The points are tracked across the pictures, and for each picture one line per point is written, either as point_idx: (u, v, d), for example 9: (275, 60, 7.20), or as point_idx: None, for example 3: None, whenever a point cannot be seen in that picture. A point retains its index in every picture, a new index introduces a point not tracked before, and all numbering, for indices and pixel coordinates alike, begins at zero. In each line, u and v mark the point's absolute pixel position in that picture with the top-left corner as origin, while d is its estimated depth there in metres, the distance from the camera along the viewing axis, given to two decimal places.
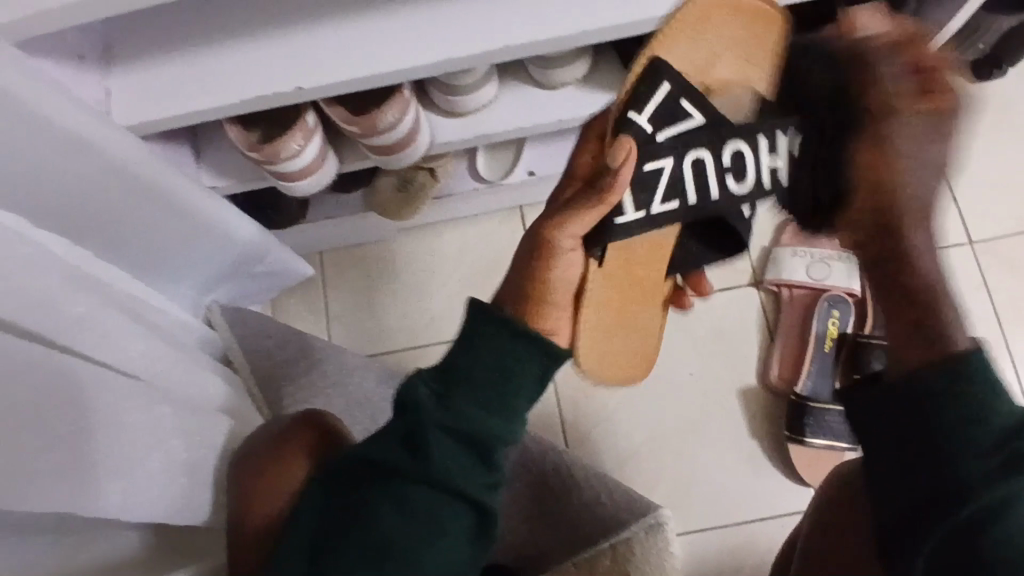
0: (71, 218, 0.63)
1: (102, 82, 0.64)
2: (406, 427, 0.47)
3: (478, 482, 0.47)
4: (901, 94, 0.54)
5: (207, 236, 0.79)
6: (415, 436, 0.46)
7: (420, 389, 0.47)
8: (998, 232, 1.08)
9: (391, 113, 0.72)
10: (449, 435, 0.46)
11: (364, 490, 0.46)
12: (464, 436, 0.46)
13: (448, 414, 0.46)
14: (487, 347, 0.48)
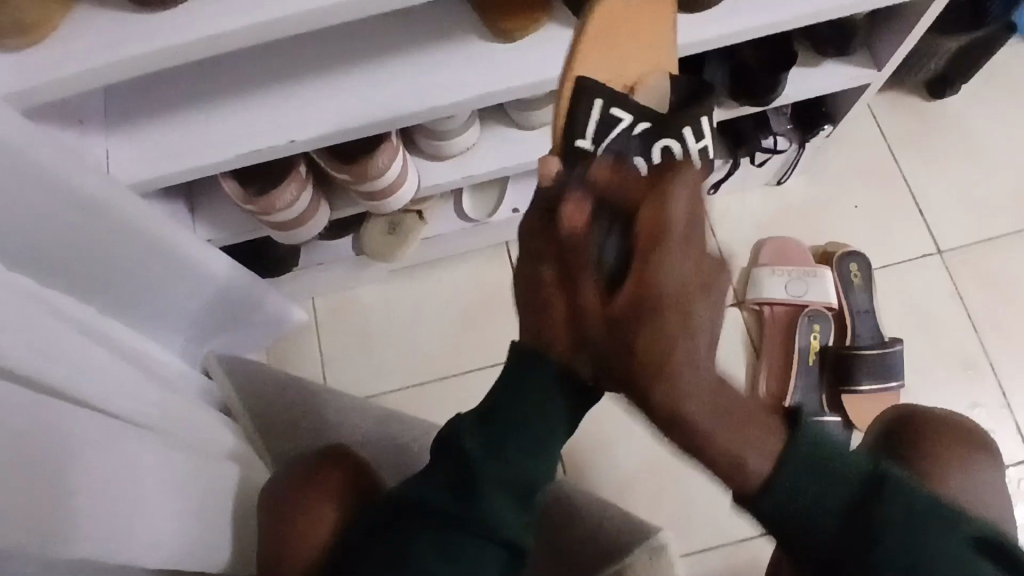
0: (75, 276, 0.64)
1: (104, 146, 0.67)
2: (456, 475, 0.47)
3: (517, 525, 0.47)
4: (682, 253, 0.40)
5: (204, 288, 0.81)
6: (467, 484, 0.46)
7: (467, 439, 0.48)
8: (970, 240, 1.10)
9: (381, 160, 0.75)
10: (496, 477, 0.47)
11: (404, 536, 0.46)
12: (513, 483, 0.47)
13: (499, 465, 0.47)
14: (537, 401, 0.46)
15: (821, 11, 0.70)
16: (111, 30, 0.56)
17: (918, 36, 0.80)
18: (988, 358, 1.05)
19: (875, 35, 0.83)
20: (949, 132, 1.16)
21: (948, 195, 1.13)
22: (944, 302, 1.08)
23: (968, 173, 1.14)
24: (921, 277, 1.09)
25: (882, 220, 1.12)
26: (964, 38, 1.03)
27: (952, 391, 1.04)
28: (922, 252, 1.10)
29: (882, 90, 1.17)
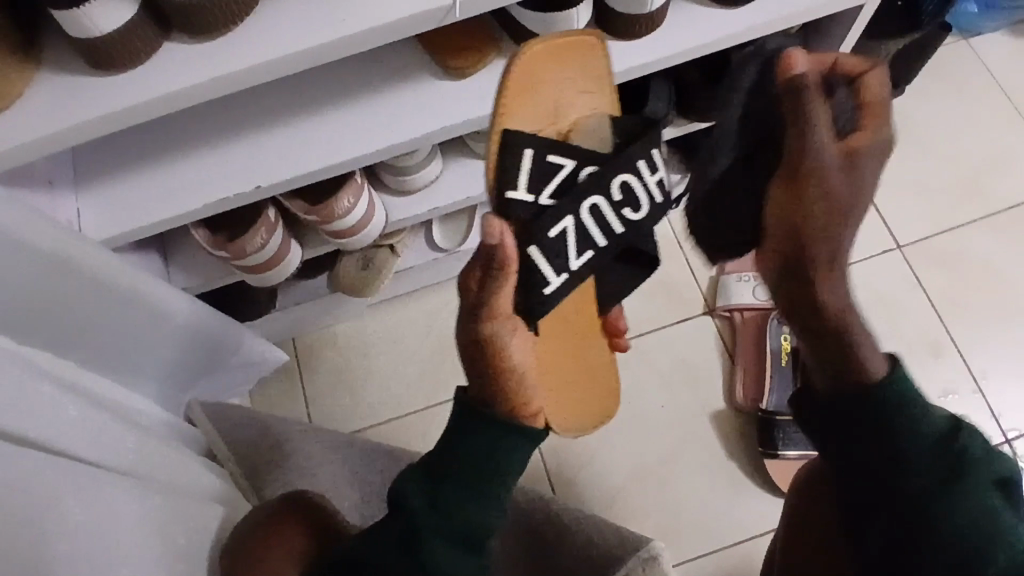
0: (53, 334, 0.66)
1: (74, 204, 0.69)
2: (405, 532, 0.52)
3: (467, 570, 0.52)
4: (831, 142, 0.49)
5: (184, 337, 0.83)
6: (416, 541, 0.51)
7: (410, 490, 0.53)
8: (926, 232, 1.14)
9: (346, 199, 0.78)
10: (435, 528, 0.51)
11: None
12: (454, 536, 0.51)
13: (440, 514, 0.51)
14: (469, 442, 0.51)
15: (753, 27, 0.74)
16: (77, 93, 0.58)
17: (850, 44, 0.84)
18: (955, 344, 1.09)
19: (811, 46, 0.88)
20: (896, 130, 1.20)
21: (901, 190, 1.17)
22: (907, 294, 1.11)
23: (918, 168, 1.18)
24: (883, 271, 1.12)
25: None
26: (900, 41, 1.08)
27: (923, 380, 1.07)
28: (882, 248, 1.14)
29: None
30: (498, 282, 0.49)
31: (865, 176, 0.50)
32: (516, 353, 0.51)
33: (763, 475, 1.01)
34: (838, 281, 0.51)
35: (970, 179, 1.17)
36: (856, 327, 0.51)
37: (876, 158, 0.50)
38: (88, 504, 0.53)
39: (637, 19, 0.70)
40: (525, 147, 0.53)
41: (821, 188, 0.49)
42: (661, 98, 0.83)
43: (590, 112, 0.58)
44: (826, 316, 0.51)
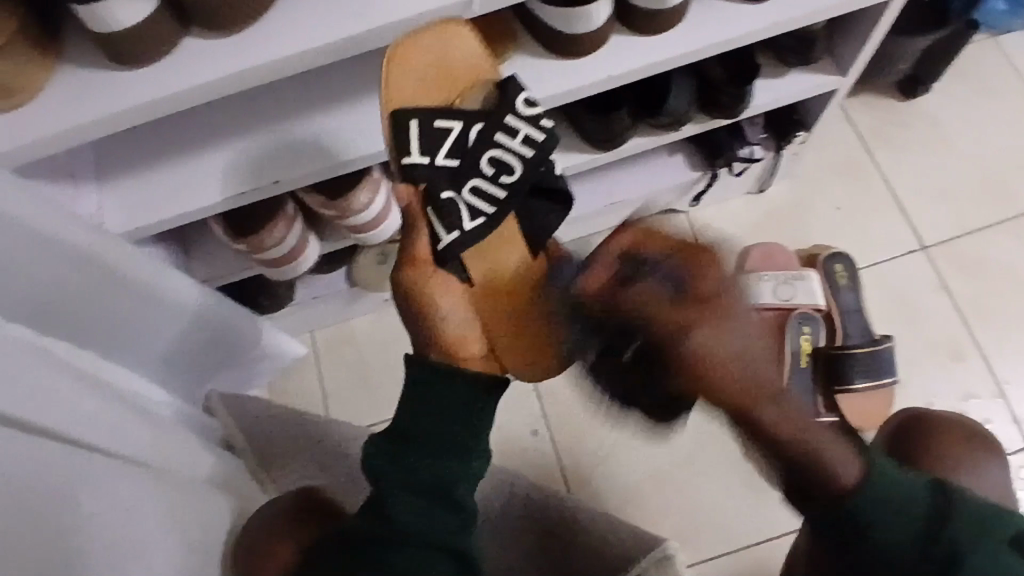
0: (74, 326, 0.67)
1: (98, 198, 0.69)
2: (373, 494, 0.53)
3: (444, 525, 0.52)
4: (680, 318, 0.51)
5: (203, 330, 0.84)
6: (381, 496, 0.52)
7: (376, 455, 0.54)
8: (951, 233, 1.12)
9: (363, 195, 0.78)
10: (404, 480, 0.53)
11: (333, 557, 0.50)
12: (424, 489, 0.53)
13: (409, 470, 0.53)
14: (435, 397, 0.54)
15: (777, 24, 0.73)
16: (98, 88, 0.59)
17: (876, 42, 0.82)
18: (978, 347, 1.07)
19: (836, 43, 0.86)
20: (923, 128, 1.18)
21: (927, 190, 1.15)
22: (931, 296, 1.09)
23: (944, 167, 1.16)
24: (907, 272, 1.11)
25: (864, 220, 1.13)
26: (928, 38, 1.05)
27: (945, 384, 1.05)
28: (906, 248, 1.12)
29: (854, 93, 1.19)
30: (412, 241, 0.61)
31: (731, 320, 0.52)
32: (442, 298, 0.59)
33: None
34: (749, 373, 0.52)
35: (999, 180, 1.15)
36: (772, 406, 0.52)
37: (725, 276, 0.53)
38: (107, 494, 0.54)
39: (659, 15, 0.70)
40: (411, 119, 0.60)
41: (714, 360, 0.51)
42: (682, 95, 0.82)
43: (472, 80, 0.66)
44: (775, 439, 0.53)
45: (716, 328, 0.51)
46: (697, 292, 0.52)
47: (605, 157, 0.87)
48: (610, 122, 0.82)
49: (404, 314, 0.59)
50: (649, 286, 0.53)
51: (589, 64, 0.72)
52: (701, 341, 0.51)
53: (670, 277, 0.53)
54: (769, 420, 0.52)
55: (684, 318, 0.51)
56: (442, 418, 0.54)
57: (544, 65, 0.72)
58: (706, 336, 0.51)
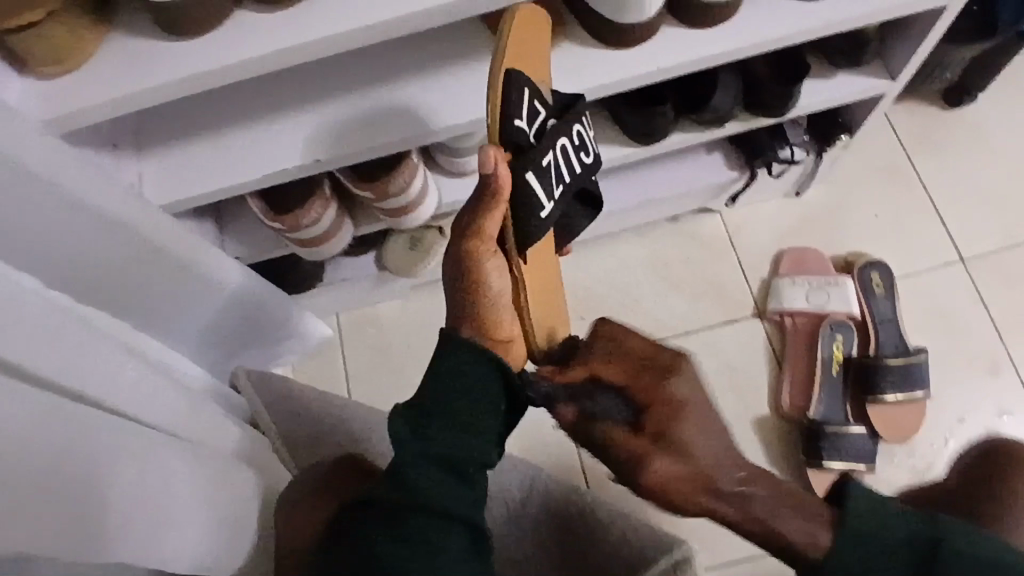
0: (111, 294, 0.67)
1: (137, 168, 0.70)
2: (394, 465, 0.47)
3: (465, 500, 0.47)
4: (614, 431, 0.48)
5: (235, 305, 0.84)
6: (402, 470, 0.47)
7: (395, 425, 0.48)
8: (991, 246, 1.09)
9: (402, 178, 0.77)
10: (420, 449, 0.47)
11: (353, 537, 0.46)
12: (445, 459, 0.47)
13: (432, 441, 0.48)
14: (460, 360, 0.48)
15: (831, 20, 0.71)
16: (146, 56, 0.59)
17: (929, 46, 0.80)
18: (1013, 364, 1.04)
19: (887, 44, 0.84)
20: (968, 138, 1.15)
21: (968, 201, 1.12)
22: (967, 309, 1.07)
23: (987, 178, 1.13)
24: (945, 284, 1.08)
25: (903, 229, 1.11)
26: (978, 47, 1.03)
27: (979, 400, 1.02)
28: (944, 260, 1.09)
29: (899, 100, 1.17)
30: (487, 210, 0.46)
31: (712, 424, 0.50)
32: (492, 282, 0.48)
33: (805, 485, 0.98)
34: (695, 426, 0.49)
35: None
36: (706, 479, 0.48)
37: (677, 379, 0.50)
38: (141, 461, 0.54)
39: (710, 8, 0.68)
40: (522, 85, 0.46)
41: (687, 421, 0.49)
42: (727, 91, 0.81)
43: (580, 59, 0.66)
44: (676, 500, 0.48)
45: (681, 395, 0.50)
46: (657, 416, 0.49)
47: (644, 151, 0.86)
48: (653, 116, 0.80)
49: (450, 287, 0.49)
50: (608, 401, 0.50)
51: (636, 54, 0.71)
52: (688, 431, 0.49)
53: (618, 409, 0.49)
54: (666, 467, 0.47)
55: (650, 438, 0.49)
56: (471, 388, 0.48)
57: (590, 54, 0.71)
58: (624, 432, 0.49)
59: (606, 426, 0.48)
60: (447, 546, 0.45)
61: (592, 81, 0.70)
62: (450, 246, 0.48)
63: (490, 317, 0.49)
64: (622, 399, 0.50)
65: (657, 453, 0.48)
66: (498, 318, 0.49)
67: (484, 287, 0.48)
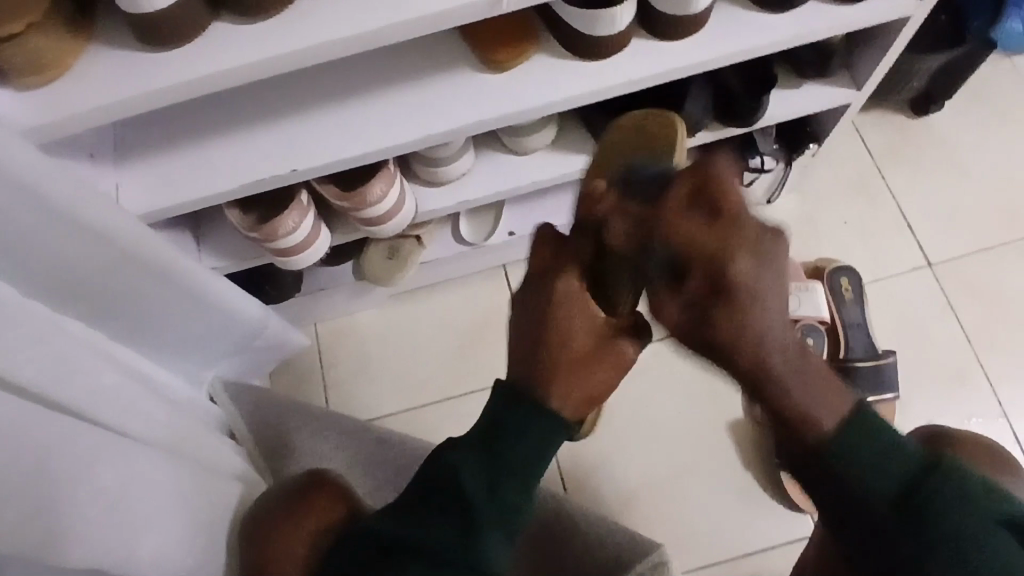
0: (87, 303, 0.67)
1: (117, 177, 0.70)
2: (456, 495, 0.54)
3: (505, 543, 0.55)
4: (673, 215, 0.48)
5: (214, 315, 0.84)
6: (463, 500, 0.54)
7: (462, 461, 0.56)
8: (957, 252, 1.13)
9: (379, 186, 0.78)
10: (481, 488, 0.55)
11: (414, 549, 0.52)
12: (498, 503, 0.55)
13: (491, 486, 0.55)
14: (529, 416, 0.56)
15: (796, 34, 0.73)
16: (125, 66, 0.59)
17: (893, 59, 0.83)
18: (979, 366, 1.07)
19: (853, 57, 0.87)
20: (933, 147, 1.18)
21: (934, 208, 1.15)
22: (935, 313, 1.10)
23: (952, 186, 1.16)
24: (911, 289, 1.11)
25: (871, 235, 1.14)
26: (942, 58, 1.06)
27: (945, 402, 1.05)
28: (912, 266, 1.12)
29: (866, 109, 1.20)
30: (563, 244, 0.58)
31: (770, 271, 0.45)
32: (557, 289, 0.57)
33: (779, 487, 1.00)
34: (760, 301, 0.45)
35: (1006, 201, 1.16)
36: (769, 308, 0.45)
37: (767, 240, 0.46)
38: (120, 469, 0.54)
39: (680, 21, 0.70)
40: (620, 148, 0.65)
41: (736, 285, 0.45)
42: (697, 102, 0.83)
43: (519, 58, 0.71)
44: (735, 337, 0.45)
45: (749, 268, 0.45)
46: (730, 227, 0.46)
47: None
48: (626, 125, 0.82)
49: (528, 300, 0.58)
50: (657, 249, 0.48)
51: (609, 65, 0.72)
52: (740, 269, 0.44)
53: (704, 216, 0.47)
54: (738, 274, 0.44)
55: (703, 284, 0.45)
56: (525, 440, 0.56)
57: (564, 66, 0.73)
58: (703, 233, 0.46)
59: (682, 233, 0.46)
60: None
61: (566, 91, 0.72)
62: (531, 266, 0.59)
63: (562, 343, 0.56)
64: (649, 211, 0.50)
65: (710, 310, 0.45)
66: (556, 324, 0.56)
67: (554, 297, 0.57)
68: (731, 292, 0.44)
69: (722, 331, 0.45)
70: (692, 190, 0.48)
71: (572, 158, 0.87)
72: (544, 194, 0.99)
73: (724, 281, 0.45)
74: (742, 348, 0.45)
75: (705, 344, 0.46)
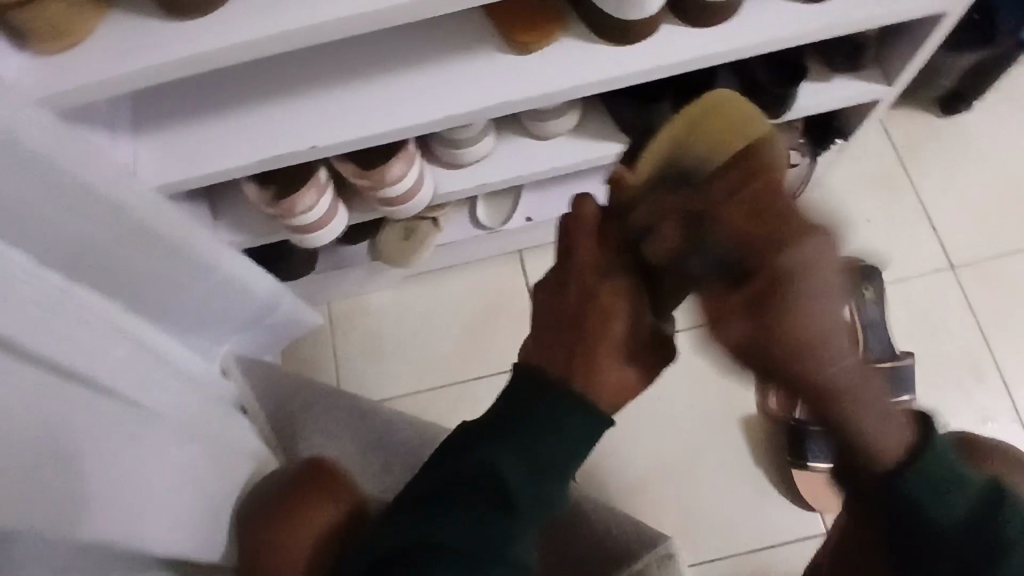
0: (103, 273, 0.67)
1: (133, 147, 0.69)
2: (495, 497, 0.48)
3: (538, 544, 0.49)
4: (743, 212, 0.40)
5: (228, 292, 0.84)
6: (505, 503, 0.48)
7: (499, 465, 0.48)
8: (981, 254, 1.10)
9: (398, 167, 0.77)
10: (525, 496, 0.48)
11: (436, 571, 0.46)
12: (538, 502, 0.49)
13: (533, 486, 0.48)
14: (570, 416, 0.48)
15: (830, 23, 0.71)
16: (145, 35, 0.58)
17: (927, 54, 0.81)
18: (999, 370, 1.05)
19: (886, 50, 0.85)
20: (961, 147, 1.16)
21: (960, 209, 1.13)
22: (954, 315, 1.08)
23: (979, 187, 1.14)
24: (933, 291, 1.09)
25: (894, 235, 1.12)
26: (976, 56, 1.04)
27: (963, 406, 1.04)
28: (934, 266, 1.10)
29: (894, 106, 1.17)
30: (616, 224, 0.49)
31: (829, 284, 0.37)
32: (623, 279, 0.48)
33: (789, 484, 0.99)
34: (792, 235, 0.39)
35: None
36: (830, 340, 0.37)
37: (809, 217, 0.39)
38: (130, 441, 0.54)
39: (711, 7, 0.69)
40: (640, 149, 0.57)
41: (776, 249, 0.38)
42: (725, 91, 0.81)
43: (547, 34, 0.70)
44: (717, 321, 0.39)
45: (792, 252, 0.38)
46: (764, 215, 0.40)
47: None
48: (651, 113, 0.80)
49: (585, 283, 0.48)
50: (719, 186, 0.42)
51: (636, 50, 0.71)
52: (810, 248, 0.37)
53: (729, 199, 0.41)
54: (741, 250, 0.39)
55: (763, 223, 0.39)
56: (566, 446, 0.48)
57: (590, 49, 0.71)
58: (735, 274, 0.39)
59: (742, 200, 0.40)
60: None
61: (591, 75, 0.70)
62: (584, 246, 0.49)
63: (612, 342, 0.47)
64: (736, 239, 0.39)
65: (760, 264, 0.38)
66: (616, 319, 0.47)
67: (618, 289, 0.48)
68: (771, 278, 0.38)
69: (776, 347, 0.38)
70: (733, 193, 0.41)
71: (594, 145, 0.86)
72: (564, 180, 0.98)
73: (709, 315, 0.41)
74: (711, 318, 0.40)
75: (800, 383, 0.39)
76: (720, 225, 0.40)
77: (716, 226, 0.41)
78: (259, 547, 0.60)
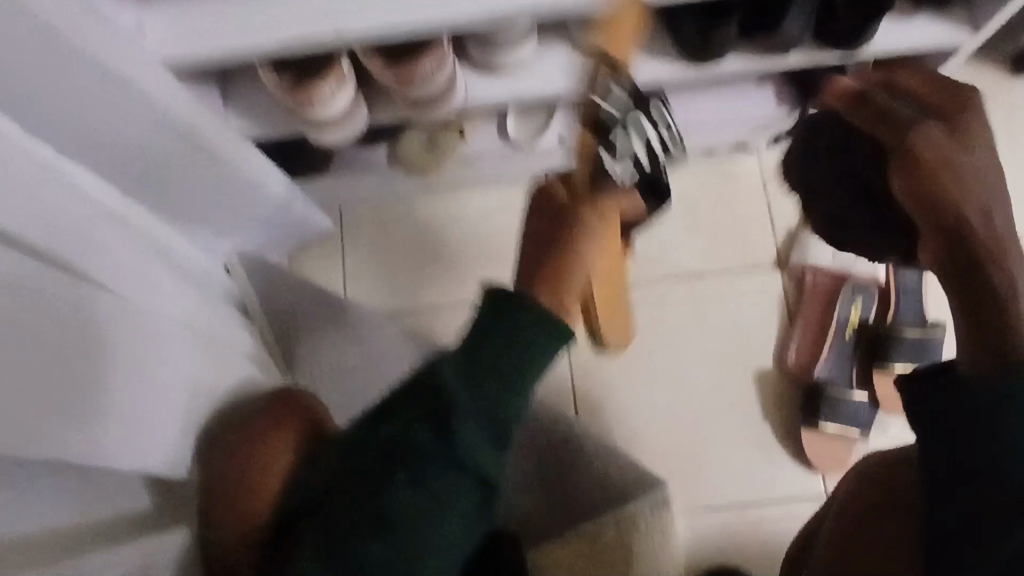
0: (101, 152, 0.62)
1: (137, 14, 0.62)
2: (434, 405, 0.48)
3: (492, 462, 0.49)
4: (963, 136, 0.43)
5: (238, 187, 0.79)
6: (442, 417, 0.47)
7: (443, 371, 0.48)
8: None
9: (428, 65, 0.70)
10: (467, 405, 0.47)
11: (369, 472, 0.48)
12: (491, 421, 0.48)
13: (477, 398, 0.48)
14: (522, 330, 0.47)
15: None
16: None
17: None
18: None
19: None
20: None
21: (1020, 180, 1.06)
22: None
23: None
24: None
25: None
26: None
27: None
28: None
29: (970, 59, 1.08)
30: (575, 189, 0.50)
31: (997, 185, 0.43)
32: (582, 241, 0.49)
33: (795, 443, 0.97)
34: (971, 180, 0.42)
35: None
36: (1014, 261, 0.43)
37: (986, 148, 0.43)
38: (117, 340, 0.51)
39: None
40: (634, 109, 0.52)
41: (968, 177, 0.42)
42: (797, 19, 0.73)
43: None
44: (947, 204, 0.42)
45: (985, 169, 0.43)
46: (965, 125, 0.43)
47: (692, 71, 0.79)
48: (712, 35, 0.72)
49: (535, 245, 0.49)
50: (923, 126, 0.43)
51: None
52: (988, 163, 0.43)
53: (937, 125, 0.43)
54: (936, 137, 0.43)
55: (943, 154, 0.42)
56: (511, 353, 0.47)
57: None
58: (953, 188, 0.42)
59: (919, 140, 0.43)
60: (458, 505, 0.47)
61: None
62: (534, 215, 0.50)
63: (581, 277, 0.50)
64: (925, 110, 0.45)
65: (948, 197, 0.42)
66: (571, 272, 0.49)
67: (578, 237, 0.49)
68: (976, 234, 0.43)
69: (987, 268, 0.43)
70: (915, 99, 0.45)
71: (643, 64, 0.78)
72: None
73: (914, 184, 0.43)
74: (946, 211, 0.43)
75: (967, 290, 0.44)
76: (914, 133, 0.43)
77: (926, 131, 0.43)
78: (221, 471, 0.53)
